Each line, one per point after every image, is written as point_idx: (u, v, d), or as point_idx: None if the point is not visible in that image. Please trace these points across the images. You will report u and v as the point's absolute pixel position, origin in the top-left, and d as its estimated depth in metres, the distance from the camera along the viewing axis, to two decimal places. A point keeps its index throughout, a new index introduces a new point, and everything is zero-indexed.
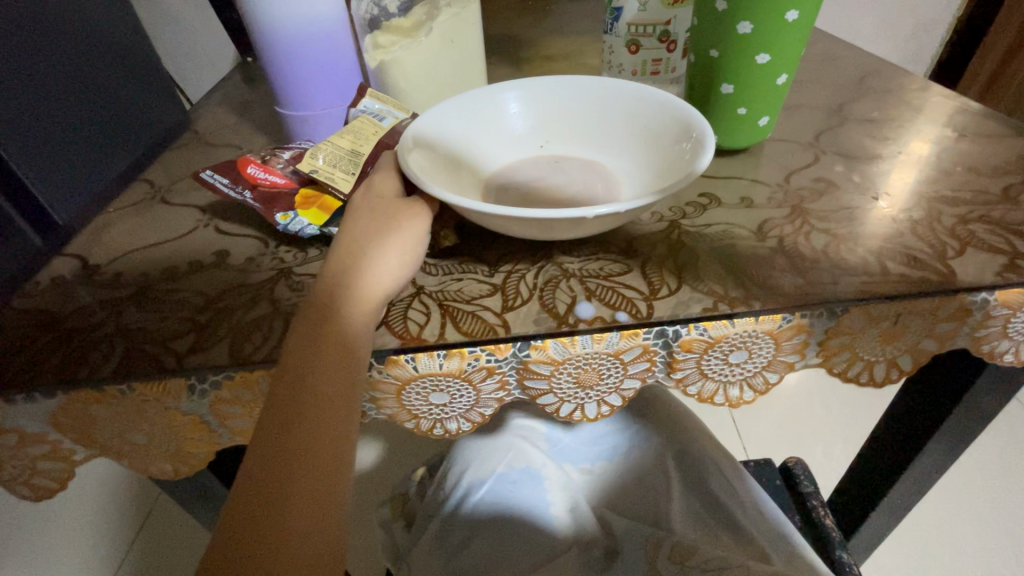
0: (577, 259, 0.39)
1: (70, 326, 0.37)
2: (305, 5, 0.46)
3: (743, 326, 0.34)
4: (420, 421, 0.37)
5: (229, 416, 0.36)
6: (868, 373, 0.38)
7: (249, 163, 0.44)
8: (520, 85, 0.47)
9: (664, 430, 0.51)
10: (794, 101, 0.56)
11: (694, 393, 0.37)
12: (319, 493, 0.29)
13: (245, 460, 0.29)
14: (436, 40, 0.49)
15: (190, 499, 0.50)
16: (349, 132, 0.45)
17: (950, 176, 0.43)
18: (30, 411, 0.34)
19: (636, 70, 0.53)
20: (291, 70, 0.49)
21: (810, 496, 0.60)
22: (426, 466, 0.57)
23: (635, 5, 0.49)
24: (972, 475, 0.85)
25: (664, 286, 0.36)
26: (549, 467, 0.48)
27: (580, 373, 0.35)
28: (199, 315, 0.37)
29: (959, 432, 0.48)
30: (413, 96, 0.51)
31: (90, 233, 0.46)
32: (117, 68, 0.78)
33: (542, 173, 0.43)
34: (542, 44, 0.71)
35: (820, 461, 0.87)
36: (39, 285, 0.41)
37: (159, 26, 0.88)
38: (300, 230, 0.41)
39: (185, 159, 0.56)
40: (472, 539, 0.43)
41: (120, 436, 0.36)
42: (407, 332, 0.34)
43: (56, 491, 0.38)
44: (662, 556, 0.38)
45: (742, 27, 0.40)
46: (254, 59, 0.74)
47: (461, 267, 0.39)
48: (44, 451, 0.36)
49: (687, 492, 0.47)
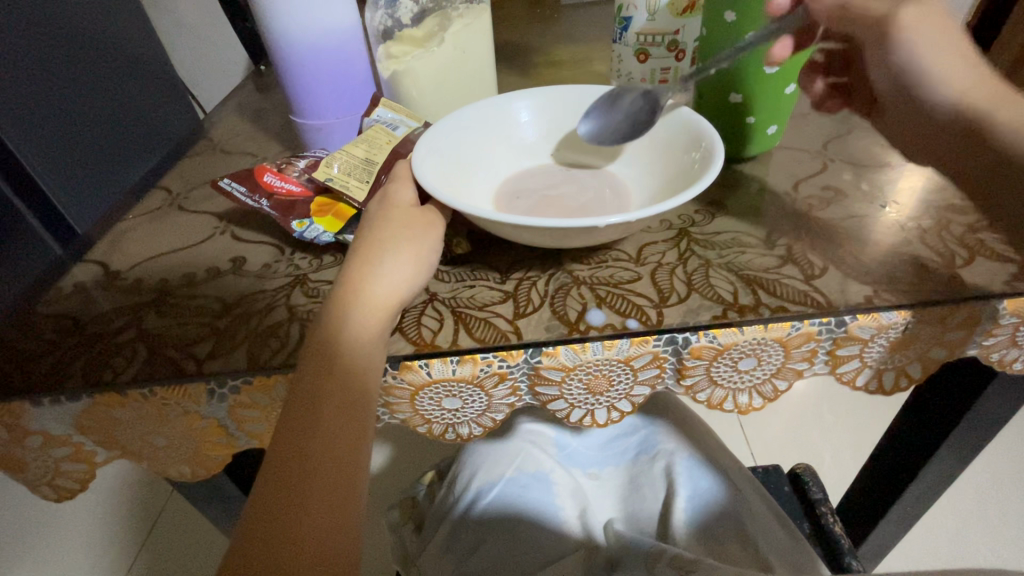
0: (588, 266, 0.39)
1: (91, 331, 0.38)
2: (319, 17, 0.47)
3: (752, 333, 0.34)
4: (433, 425, 0.37)
5: (246, 419, 0.37)
6: (877, 381, 0.38)
7: (266, 170, 0.45)
8: (532, 95, 0.48)
9: (670, 437, 0.51)
10: (802, 108, 0.57)
11: (703, 399, 0.38)
12: (331, 502, 0.29)
13: (263, 466, 0.30)
14: (448, 51, 0.50)
15: (206, 501, 0.50)
16: (363, 141, 0.46)
17: (959, 184, 0.43)
18: (54, 413, 0.35)
19: (645, 79, 0.54)
20: (306, 79, 0.50)
21: (820, 503, 0.59)
22: (435, 468, 0.58)
23: (644, 15, 0.49)
24: (984, 484, 0.85)
25: (674, 294, 0.36)
26: (557, 472, 0.48)
27: (590, 379, 0.35)
28: (218, 320, 0.38)
29: (969, 440, 0.48)
30: (425, 106, 0.52)
31: (110, 239, 0.47)
32: (130, 73, 0.79)
33: (553, 183, 0.44)
34: (551, 52, 0.71)
35: (829, 468, 0.86)
36: (62, 290, 0.42)
37: (172, 33, 0.89)
38: (315, 237, 0.42)
39: (201, 167, 0.57)
40: (482, 542, 0.44)
41: (140, 439, 0.37)
42: (420, 338, 0.35)
43: (77, 492, 0.39)
44: (661, 565, 0.37)
45: (750, 38, 0.41)
46: (266, 68, 0.76)
47: (473, 275, 0.39)
48: (66, 453, 0.37)
49: (694, 500, 0.46)
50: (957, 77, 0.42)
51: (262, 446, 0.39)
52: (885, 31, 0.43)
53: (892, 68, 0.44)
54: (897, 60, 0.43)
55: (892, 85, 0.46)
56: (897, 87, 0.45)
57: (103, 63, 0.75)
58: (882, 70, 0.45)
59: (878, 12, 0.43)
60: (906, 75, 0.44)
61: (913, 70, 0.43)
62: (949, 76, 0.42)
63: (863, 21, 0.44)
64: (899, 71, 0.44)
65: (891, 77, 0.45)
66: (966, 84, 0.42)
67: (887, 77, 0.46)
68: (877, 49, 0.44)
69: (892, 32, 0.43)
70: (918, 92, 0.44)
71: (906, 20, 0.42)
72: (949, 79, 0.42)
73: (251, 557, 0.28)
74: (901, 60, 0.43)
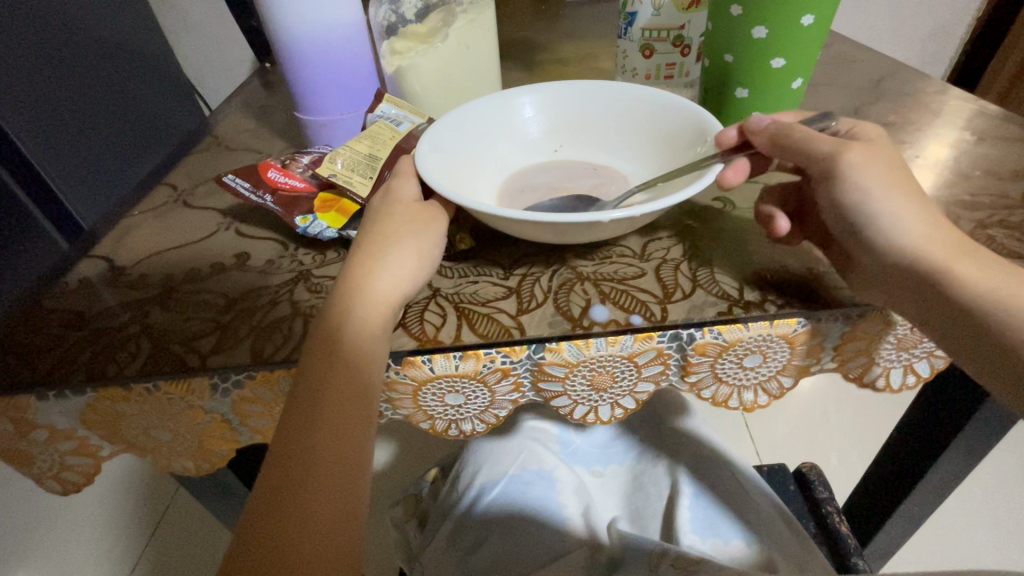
0: (592, 262, 0.39)
1: (97, 326, 0.38)
2: (322, 13, 0.47)
3: (758, 330, 0.34)
4: (436, 422, 0.37)
5: (250, 415, 0.37)
6: (885, 379, 0.38)
7: (269, 167, 0.46)
8: (535, 89, 0.47)
9: (673, 439, 0.50)
10: (809, 104, 0.56)
11: (708, 396, 0.38)
12: (336, 495, 0.29)
13: (268, 460, 0.30)
14: (451, 46, 0.50)
15: (211, 496, 0.50)
16: (366, 137, 0.46)
17: (970, 180, 0.42)
18: (61, 407, 0.35)
19: (650, 74, 0.54)
20: (309, 77, 0.50)
21: (825, 503, 0.59)
22: (438, 465, 0.58)
23: (650, 10, 0.49)
24: (993, 484, 0.84)
25: (679, 290, 0.36)
26: (560, 469, 0.48)
27: (594, 375, 0.35)
28: (222, 315, 0.38)
29: (978, 439, 0.47)
30: (429, 102, 0.52)
31: (115, 234, 0.47)
32: (131, 66, 0.80)
33: (555, 182, 0.44)
34: (555, 49, 0.71)
35: (836, 468, 0.86)
36: (67, 285, 0.42)
37: (178, 33, 0.89)
38: (318, 233, 0.42)
39: (207, 163, 0.57)
40: (484, 541, 0.44)
41: (145, 433, 0.37)
42: (423, 333, 0.35)
43: (83, 486, 0.39)
44: (666, 564, 0.38)
45: (757, 32, 0.41)
46: (270, 65, 0.76)
47: (476, 271, 0.39)
48: (71, 447, 0.37)
49: (702, 497, 0.46)
50: (911, 226, 0.32)
51: (266, 441, 0.39)
52: (834, 158, 0.33)
53: (835, 209, 0.34)
54: (842, 200, 0.33)
55: (836, 221, 0.34)
56: (841, 225, 0.34)
57: (104, 55, 0.76)
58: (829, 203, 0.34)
59: (824, 148, 0.33)
60: (855, 213, 0.33)
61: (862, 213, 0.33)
62: (904, 225, 0.32)
63: (807, 158, 0.34)
64: (845, 203, 0.33)
65: (834, 211, 0.34)
66: (926, 235, 0.32)
67: (832, 215, 0.34)
68: (822, 186, 0.34)
69: (843, 159, 0.32)
70: (861, 231, 0.33)
71: (853, 157, 0.32)
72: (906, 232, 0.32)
73: (254, 550, 0.28)
74: (846, 194, 0.33)
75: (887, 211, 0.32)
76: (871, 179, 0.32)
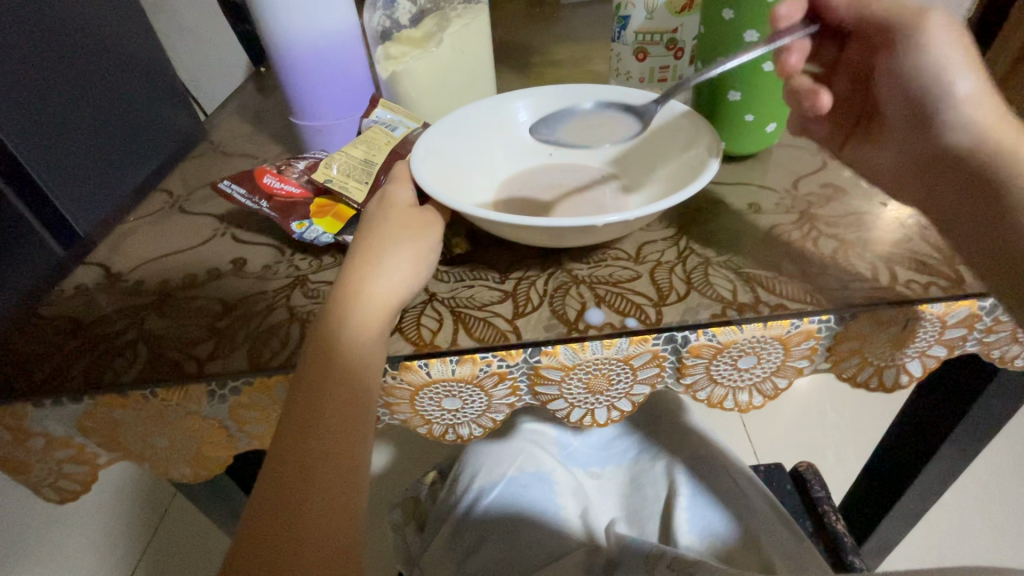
0: (586, 265, 0.39)
1: (94, 332, 0.38)
2: (318, 19, 0.47)
3: (752, 332, 0.34)
4: (433, 426, 0.37)
5: (247, 420, 0.37)
6: (878, 378, 0.38)
7: (265, 172, 0.46)
8: (530, 95, 0.48)
9: (670, 438, 0.51)
10: None
11: (703, 398, 0.38)
12: (334, 502, 0.29)
13: (266, 465, 0.30)
14: (445, 51, 0.50)
15: (207, 501, 0.50)
16: (362, 142, 0.46)
17: None
18: (57, 415, 0.35)
19: (643, 77, 0.54)
20: (304, 82, 0.50)
21: (821, 501, 0.59)
22: (437, 469, 0.58)
23: (643, 14, 0.49)
24: (989, 481, 0.84)
25: (673, 293, 0.36)
26: (559, 471, 0.48)
27: (590, 378, 0.35)
28: (218, 321, 0.38)
29: (971, 436, 0.48)
30: (424, 105, 0.52)
31: (111, 241, 0.47)
32: (119, 69, 0.79)
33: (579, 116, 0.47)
34: (550, 52, 0.71)
35: (832, 466, 0.86)
36: (63, 292, 0.42)
37: (173, 36, 0.90)
38: (315, 238, 0.42)
39: (203, 168, 0.57)
40: (482, 543, 0.44)
41: (142, 440, 0.37)
42: (420, 338, 0.35)
43: (80, 494, 0.39)
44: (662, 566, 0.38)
45: (748, 35, 0.41)
46: (266, 70, 0.76)
47: (472, 275, 0.39)
48: (69, 455, 0.37)
49: (697, 497, 0.46)
50: (978, 98, 0.37)
51: (264, 447, 0.39)
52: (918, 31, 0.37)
53: (903, 82, 0.39)
54: (918, 69, 0.37)
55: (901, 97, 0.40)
56: (910, 99, 0.39)
57: (96, 60, 0.76)
58: (899, 79, 0.39)
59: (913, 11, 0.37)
60: (929, 84, 0.37)
61: (937, 83, 0.37)
62: (971, 97, 0.37)
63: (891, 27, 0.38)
64: (922, 71, 0.37)
65: (905, 82, 0.39)
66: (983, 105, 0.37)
67: (900, 91, 0.39)
68: (896, 60, 0.38)
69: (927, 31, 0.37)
70: (933, 100, 0.38)
71: (939, 27, 0.37)
72: (973, 101, 0.37)
73: (253, 552, 0.28)
74: (926, 60, 0.37)
75: (960, 79, 0.37)
76: (947, 44, 0.36)
